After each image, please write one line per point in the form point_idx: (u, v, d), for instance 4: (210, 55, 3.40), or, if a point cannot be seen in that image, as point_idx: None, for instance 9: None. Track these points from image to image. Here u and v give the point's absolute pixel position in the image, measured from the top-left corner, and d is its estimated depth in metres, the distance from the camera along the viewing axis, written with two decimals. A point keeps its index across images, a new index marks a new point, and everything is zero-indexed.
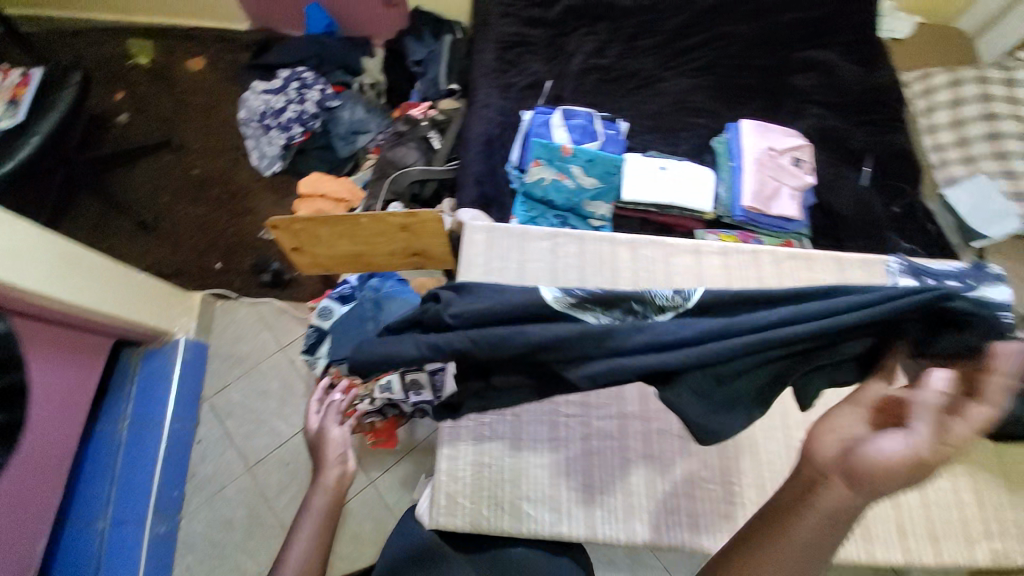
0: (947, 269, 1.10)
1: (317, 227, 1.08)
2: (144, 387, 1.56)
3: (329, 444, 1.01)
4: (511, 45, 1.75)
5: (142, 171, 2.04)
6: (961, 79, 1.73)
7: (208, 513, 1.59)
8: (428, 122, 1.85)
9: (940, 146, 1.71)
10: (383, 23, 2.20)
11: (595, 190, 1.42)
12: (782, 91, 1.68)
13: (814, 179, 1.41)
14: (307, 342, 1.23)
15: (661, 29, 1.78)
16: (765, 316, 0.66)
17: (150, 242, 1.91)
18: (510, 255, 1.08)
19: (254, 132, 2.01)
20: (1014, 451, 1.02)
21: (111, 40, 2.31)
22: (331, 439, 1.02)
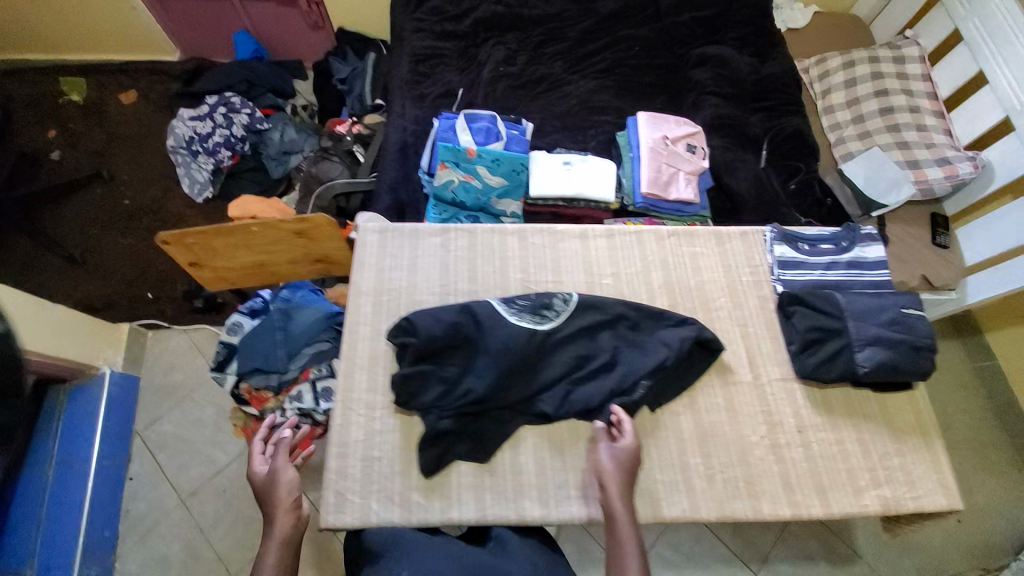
0: (822, 234, 1.16)
1: (210, 239, 1.10)
2: (70, 425, 1.51)
3: (278, 489, 0.96)
4: (425, 58, 1.78)
5: (73, 206, 2.03)
6: (853, 61, 1.80)
7: (142, 551, 1.55)
8: (353, 138, 1.89)
9: (836, 125, 1.77)
10: (311, 46, 2.26)
11: (502, 188, 1.47)
12: (681, 85, 1.79)
13: (707, 163, 1.53)
14: (217, 359, 1.23)
15: (567, 35, 1.88)
16: (579, 348, 0.99)
17: (81, 276, 1.90)
18: (402, 253, 1.11)
19: (184, 159, 2.02)
20: (895, 398, 1.03)
21: (41, 79, 2.27)
22: (280, 484, 0.97)
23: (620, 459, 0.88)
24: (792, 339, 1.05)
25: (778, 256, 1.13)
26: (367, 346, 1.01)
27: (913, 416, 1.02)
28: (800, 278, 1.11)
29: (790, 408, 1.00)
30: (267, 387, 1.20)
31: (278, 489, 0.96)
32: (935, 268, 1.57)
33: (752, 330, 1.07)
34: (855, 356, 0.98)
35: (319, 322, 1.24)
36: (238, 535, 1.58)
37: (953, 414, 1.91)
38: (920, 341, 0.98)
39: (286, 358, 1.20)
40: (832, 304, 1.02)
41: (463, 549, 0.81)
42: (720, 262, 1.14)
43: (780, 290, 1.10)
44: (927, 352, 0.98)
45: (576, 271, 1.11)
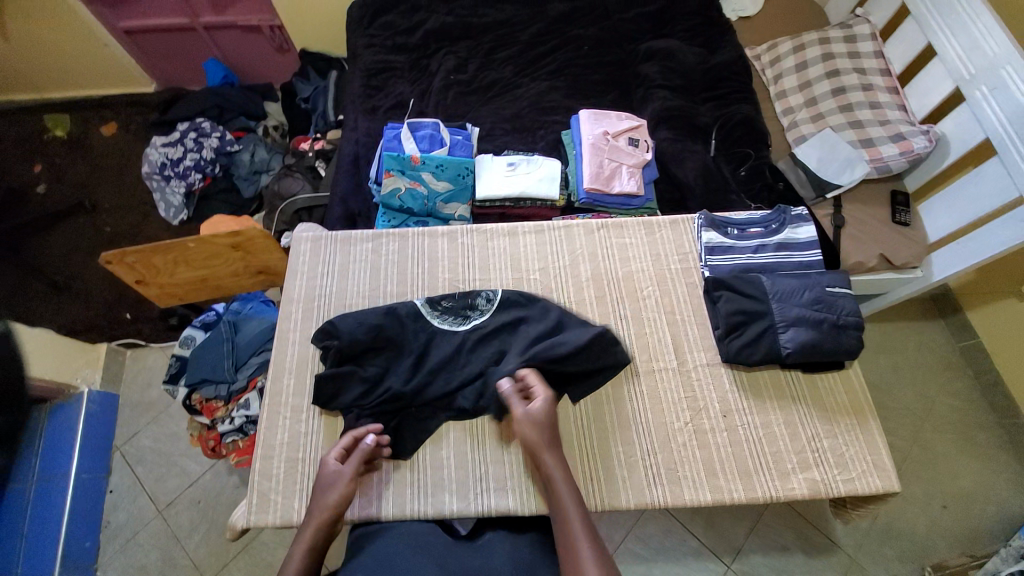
0: (751, 218, 1.17)
1: (150, 256, 1.22)
2: (53, 440, 1.49)
3: (332, 494, 0.84)
4: (377, 72, 1.80)
5: (55, 234, 2.05)
6: (803, 45, 1.79)
7: (122, 560, 1.53)
8: (315, 153, 1.93)
9: (789, 110, 1.76)
10: (278, 68, 2.32)
11: (448, 192, 1.49)
12: (632, 80, 1.78)
13: (651, 156, 1.54)
14: (170, 372, 1.28)
15: (518, 40, 1.85)
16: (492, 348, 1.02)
17: (63, 301, 1.91)
18: (334, 260, 1.16)
19: (159, 184, 2.06)
20: (826, 378, 1.06)
21: (28, 118, 2.32)
22: (337, 490, 0.85)
23: (536, 413, 0.89)
24: (719, 324, 1.07)
25: (707, 241, 1.15)
26: (295, 350, 1.06)
27: (845, 397, 1.04)
28: (729, 261, 1.13)
29: (716, 393, 1.03)
30: (217, 397, 1.23)
31: (332, 494, 0.84)
32: (893, 246, 1.53)
33: (679, 316, 1.10)
34: (780, 338, 1.01)
35: (265, 331, 1.28)
36: (215, 544, 1.54)
37: (939, 397, 1.81)
38: (842, 319, 1.01)
39: (232, 368, 1.24)
40: (757, 288, 1.04)
41: (370, 539, 0.86)
42: (649, 251, 1.17)
43: (708, 275, 1.12)
44: (851, 330, 1.01)
45: (504, 268, 1.15)
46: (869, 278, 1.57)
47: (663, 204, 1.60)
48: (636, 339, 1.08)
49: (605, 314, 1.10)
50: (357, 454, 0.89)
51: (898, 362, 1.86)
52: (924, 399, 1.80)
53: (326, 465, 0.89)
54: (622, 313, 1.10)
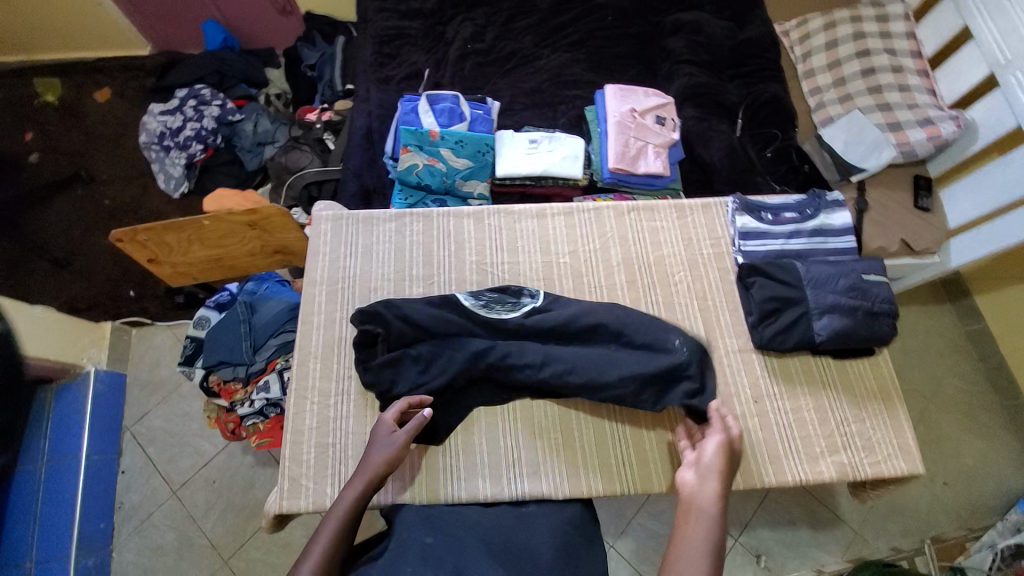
0: (785, 203, 1.14)
1: (163, 235, 1.18)
2: (59, 422, 1.48)
3: (381, 453, 0.86)
4: (389, 39, 1.71)
5: (51, 206, 1.98)
6: (834, 22, 1.72)
7: (140, 539, 1.53)
8: (323, 125, 1.84)
9: (817, 89, 1.70)
10: (280, 32, 2.20)
11: (467, 169, 1.44)
12: (657, 55, 1.71)
13: (677, 135, 1.49)
14: (186, 353, 1.26)
15: (538, 7, 1.76)
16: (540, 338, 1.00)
17: (62, 277, 1.85)
18: (357, 240, 1.12)
19: (158, 155, 1.97)
20: (856, 364, 1.06)
21: (13, 81, 2.19)
22: (386, 451, 0.86)
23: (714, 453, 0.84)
24: (751, 310, 1.06)
25: (741, 227, 1.12)
26: (321, 334, 1.04)
27: (874, 382, 1.04)
28: (762, 248, 1.10)
29: (747, 380, 1.03)
30: (235, 379, 1.21)
31: (381, 454, 0.86)
32: (916, 232, 1.51)
33: (711, 303, 1.09)
34: (813, 326, 1.00)
35: (283, 311, 1.25)
36: (233, 521, 1.55)
37: (948, 382, 1.83)
38: (877, 306, 1.00)
39: (250, 350, 1.21)
40: (791, 275, 1.02)
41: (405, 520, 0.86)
42: (681, 235, 1.14)
43: (741, 261, 1.10)
44: (884, 317, 1.00)
45: (534, 251, 1.12)
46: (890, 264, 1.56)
47: (689, 186, 1.56)
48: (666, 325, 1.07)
49: (635, 299, 1.08)
50: (413, 424, 0.88)
51: (910, 347, 1.87)
52: (933, 382, 1.83)
53: (381, 422, 0.90)
54: (652, 300, 1.09)
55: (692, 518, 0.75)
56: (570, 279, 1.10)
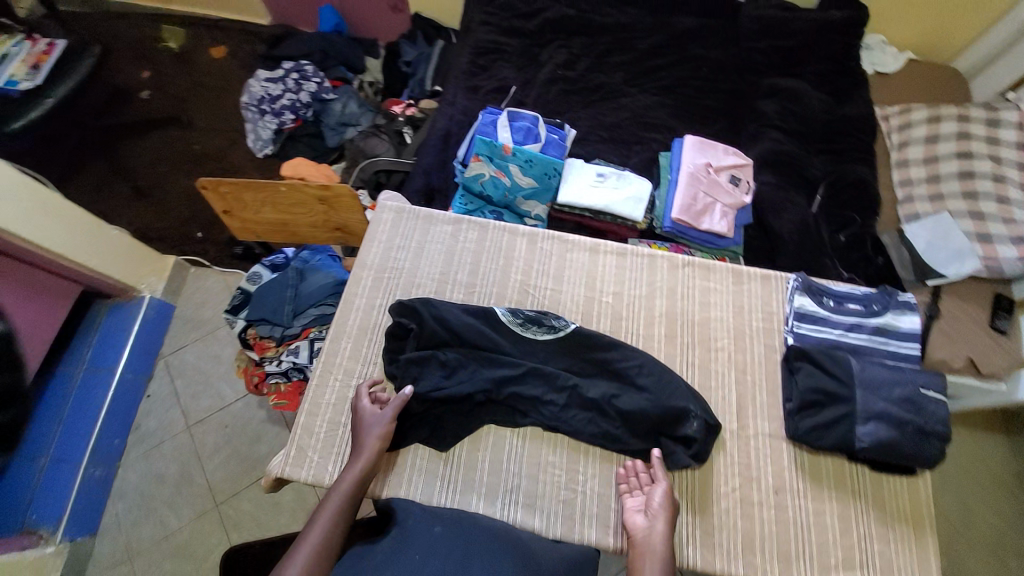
0: (851, 293, 1.08)
1: (242, 191, 1.27)
2: (105, 337, 1.61)
3: (375, 430, 0.91)
4: (486, 52, 1.77)
5: (150, 142, 2.16)
6: (941, 116, 1.63)
7: (146, 463, 1.61)
8: (405, 119, 1.93)
9: (908, 182, 1.61)
10: (387, 26, 2.34)
11: (531, 189, 1.46)
12: (745, 115, 1.68)
13: (749, 199, 1.45)
14: (233, 302, 1.33)
15: (635, 47, 1.78)
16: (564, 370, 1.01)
17: (144, 207, 2.02)
18: (412, 236, 1.15)
19: (253, 117, 2.13)
20: (893, 479, 0.98)
21: (148, 25, 2.44)
22: (378, 427, 0.91)
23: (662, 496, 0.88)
24: (791, 396, 1.01)
25: (797, 307, 1.07)
26: (358, 317, 1.07)
27: (908, 504, 0.96)
28: (815, 334, 1.05)
29: (772, 467, 0.97)
30: (270, 337, 1.27)
31: (373, 432, 0.90)
32: (989, 354, 1.38)
33: (750, 378, 1.04)
34: (856, 430, 0.93)
35: (328, 285, 1.30)
36: (233, 470, 1.60)
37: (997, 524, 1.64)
38: (930, 425, 0.92)
39: (290, 314, 1.27)
40: (843, 370, 0.96)
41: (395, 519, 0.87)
42: (732, 301, 1.11)
43: (790, 342, 1.05)
44: (936, 438, 0.92)
45: (578, 284, 1.11)
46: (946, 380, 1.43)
47: (749, 253, 1.52)
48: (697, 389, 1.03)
49: (670, 354, 1.05)
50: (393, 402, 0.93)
51: (955, 472, 1.71)
52: (979, 520, 1.64)
53: (363, 403, 0.94)
54: (688, 360, 1.05)
55: (646, 558, 0.81)
56: (609, 320, 1.08)
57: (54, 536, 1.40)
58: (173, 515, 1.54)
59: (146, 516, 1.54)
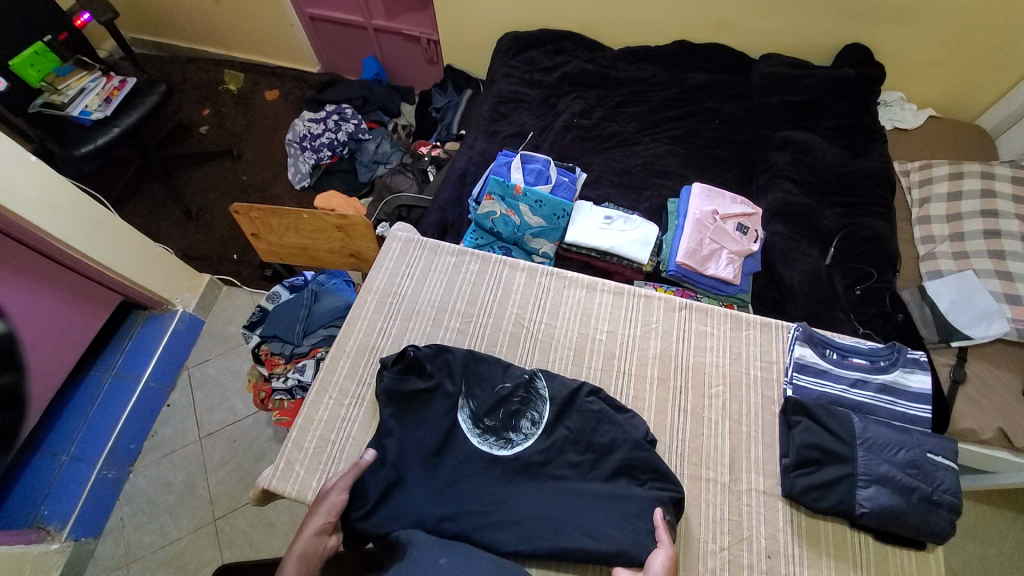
0: (855, 346, 1.05)
1: (268, 218, 1.38)
2: (136, 344, 1.73)
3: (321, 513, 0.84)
4: (507, 100, 1.90)
5: (203, 171, 2.38)
6: (962, 173, 1.60)
7: (156, 470, 1.66)
8: (430, 159, 2.06)
9: (929, 239, 1.56)
10: (422, 76, 2.54)
11: (539, 228, 1.51)
12: (757, 166, 1.71)
13: (756, 248, 1.45)
14: (251, 319, 1.40)
15: (649, 100, 1.86)
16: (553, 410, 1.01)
17: (189, 228, 2.19)
18: (417, 265, 1.22)
19: (294, 153, 2.32)
20: (899, 553, 0.91)
21: (214, 71, 2.75)
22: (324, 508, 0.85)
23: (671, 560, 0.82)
24: (788, 452, 0.96)
25: (798, 358, 1.04)
26: (357, 338, 1.12)
27: None
28: (818, 387, 1.01)
29: (765, 527, 0.92)
30: (280, 354, 1.33)
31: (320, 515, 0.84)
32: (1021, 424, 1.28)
33: (744, 430, 1.01)
34: (855, 493, 0.88)
35: (339, 308, 1.36)
36: (234, 485, 1.63)
37: None
38: (937, 495, 0.86)
39: (301, 333, 1.33)
40: (846, 430, 0.91)
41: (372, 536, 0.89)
42: (729, 348, 1.09)
43: (790, 394, 1.02)
44: (944, 509, 0.86)
45: (572, 321, 1.13)
46: (976, 451, 1.31)
47: (759, 302, 1.50)
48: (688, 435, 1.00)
49: (662, 397, 1.04)
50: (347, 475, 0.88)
51: (997, 558, 1.53)
52: None
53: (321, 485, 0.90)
54: (680, 404, 1.03)
55: None
56: (601, 360, 1.08)
57: (60, 533, 1.45)
58: (172, 524, 1.57)
59: (148, 522, 1.57)
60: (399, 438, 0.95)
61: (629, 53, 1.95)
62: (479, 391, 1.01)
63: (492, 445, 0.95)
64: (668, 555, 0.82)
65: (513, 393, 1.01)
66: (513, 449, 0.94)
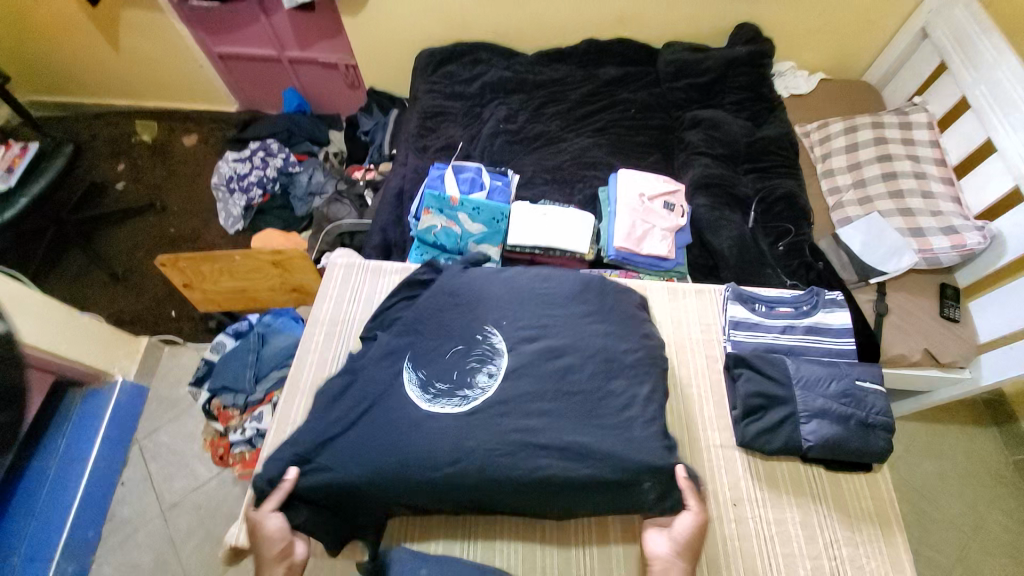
0: (780, 297, 1.14)
1: (199, 265, 1.37)
2: (78, 425, 1.60)
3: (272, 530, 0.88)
4: (432, 115, 1.92)
5: (125, 229, 2.25)
6: (855, 126, 1.77)
7: (118, 555, 1.55)
8: (366, 183, 2.05)
9: (836, 189, 1.71)
10: (346, 101, 2.52)
11: (481, 235, 1.54)
12: (676, 146, 1.82)
13: (684, 221, 1.56)
14: (197, 374, 1.38)
15: (569, 97, 1.94)
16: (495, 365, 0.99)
17: (118, 291, 2.07)
18: (362, 287, 1.26)
19: (223, 196, 2.23)
20: (851, 479, 0.99)
21: (123, 123, 2.62)
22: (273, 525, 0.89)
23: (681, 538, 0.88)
24: (736, 404, 1.03)
25: (732, 316, 1.12)
26: (311, 373, 1.14)
27: (870, 503, 0.97)
28: (752, 339, 1.09)
29: (728, 479, 0.98)
30: (234, 406, 1.33)
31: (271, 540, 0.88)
32: (938, 343, 1.43)
33: (696, 391, 1.07)
34: (800, 429, 0.95)
35: (289, 347, 1.38)
36: (210, 552, 1.55)
37: (987, 517, 1.62)
38: (871, 418, 0.95)
39: (253, 380, 1.34)
40: (782, 372, 1.00)
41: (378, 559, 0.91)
42: (672, 316, 1.17)
43: (729, 350, 1.09)
44: (879, 430, 0.95)
45: None
46: (908, 372, 1.47)
47: (697, 272, 1.60)
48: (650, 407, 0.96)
49: (609, 352, 1.00)
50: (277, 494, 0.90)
51: (943, 468, 1.69)
52: (970, 515, 1.62)
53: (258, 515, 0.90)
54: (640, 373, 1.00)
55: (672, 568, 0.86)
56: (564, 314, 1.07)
57: None
58: None
59: None
60: None
61: (543, 55, 2.02)
62: (426, 357, 1.02)
63: (443, 404, 0.95)
64: (693, 517, 0.89)
65: (469, 351, 1.01)
66: (458, 396, 0.96)
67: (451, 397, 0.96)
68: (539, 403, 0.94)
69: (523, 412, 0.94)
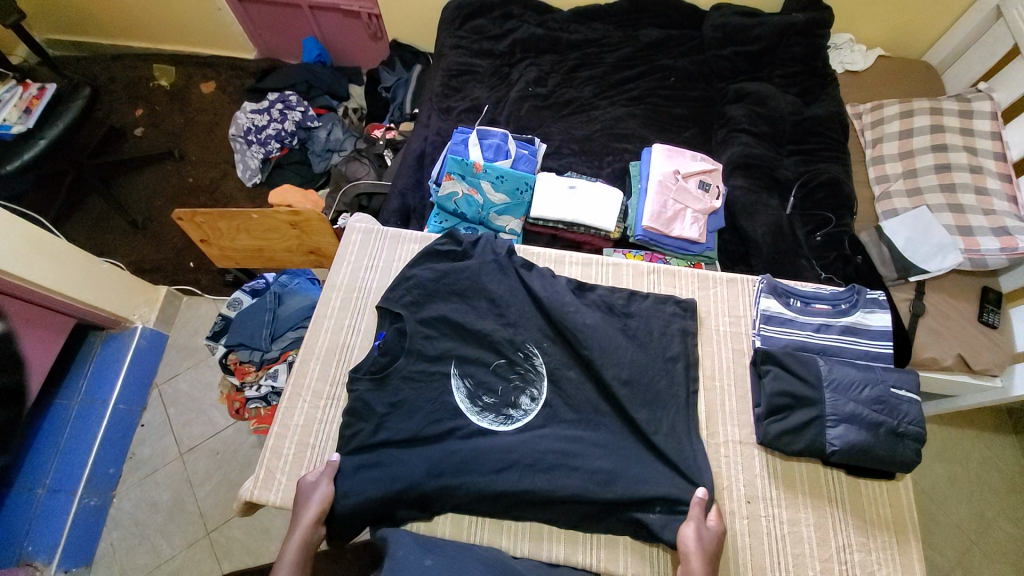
0: (818, 293, 1.08)
1: (216, 221, 1.35)
2: (99, 368, 1.64)
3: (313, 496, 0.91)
4: (458, 74, 1.82)
5: (145, 176, 2.23)
6: (912, 110, 1.63)
7: (140, 492, 1.61)
8: (386, 143, 1.98)
9: (884, 178, 1.60)
10: (367, 54, 2.40)
11: (503, 206, 1.48)
12: (715, 122, 1.71)
13: (718, 204, 1.47)
14: (214, 329, 1.38)
15: (604, 61, 1.82)
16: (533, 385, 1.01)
17: (138, 239, 2.07)
18: (380, 255, 1.23)
19: (241, 148, 2.18)
20: (871, 485, 0.96)
21: (141, 66, 2.54)
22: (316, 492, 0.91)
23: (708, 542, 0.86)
24: (761, 402, 1.00)
25: (764, 309, 1.07)
26: (326, 341, 1.13)
27: (888, 511, 0.95)
28: (784, 336, 1.05)
29: (744, 475, 0.96)
30: (251, 362, 1.33)
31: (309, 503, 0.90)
32: (976, 349, 1.35)
33: (717, 384, 1.05)
34: (826, 433, 0.92)
35: (306, 308, 1.37)
36: (225, 497, 1.61)
37: (996, 524, 1.59)
38: (903, 427, 0.90)
39: (269, 338, 1.33)
40: (813, 373, 0.95)
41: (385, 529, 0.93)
42: (697, 306, 1.14)
43: (758, 345, 1.05)
44: (909, 440, 0.90)
45: None
46: (937, 377, 1.39)
47: (726, 258, 1.53)
48: (683, 411, 0.99)
49: (649, 364, 1.01)
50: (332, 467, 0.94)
51: (957, 473, 1.66)
52: (979, 522, 1.60)
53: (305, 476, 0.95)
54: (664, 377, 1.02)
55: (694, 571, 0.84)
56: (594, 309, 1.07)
57: (49, 565, 1.41)
58: (166, 543, 1.54)
59: (140, 544, 1.54)
60: (378, 433, 0.96)
61: (579, 13, 1.88)
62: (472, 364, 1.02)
63: (490, 420, 0.98)
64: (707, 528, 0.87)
65: (513, 368, 1.02)
66: (505, 413, 0.98)
67: (494, 411, 0.99)
68: (566, 424, 0.97)
69: (556, 431, 0.97)
